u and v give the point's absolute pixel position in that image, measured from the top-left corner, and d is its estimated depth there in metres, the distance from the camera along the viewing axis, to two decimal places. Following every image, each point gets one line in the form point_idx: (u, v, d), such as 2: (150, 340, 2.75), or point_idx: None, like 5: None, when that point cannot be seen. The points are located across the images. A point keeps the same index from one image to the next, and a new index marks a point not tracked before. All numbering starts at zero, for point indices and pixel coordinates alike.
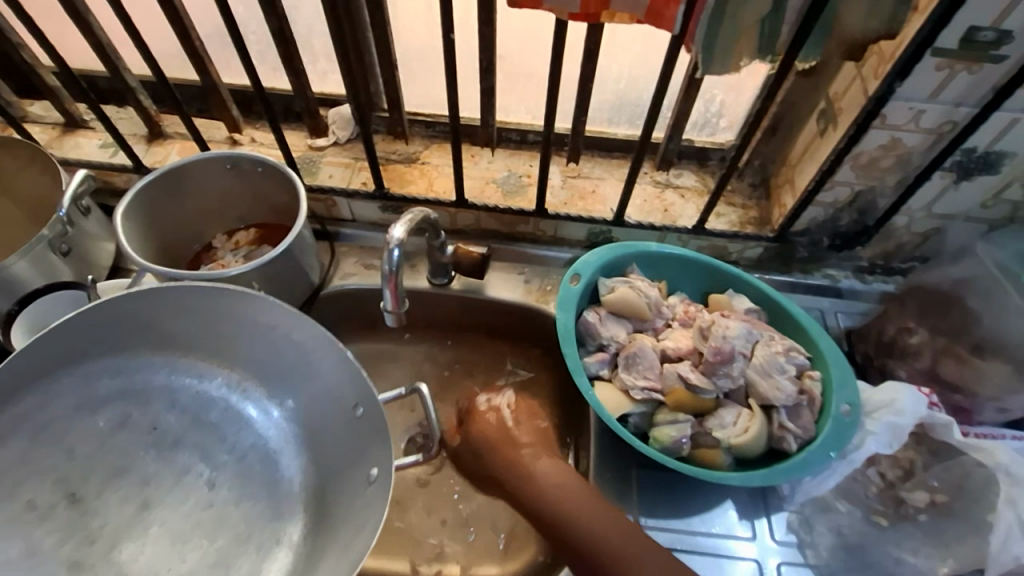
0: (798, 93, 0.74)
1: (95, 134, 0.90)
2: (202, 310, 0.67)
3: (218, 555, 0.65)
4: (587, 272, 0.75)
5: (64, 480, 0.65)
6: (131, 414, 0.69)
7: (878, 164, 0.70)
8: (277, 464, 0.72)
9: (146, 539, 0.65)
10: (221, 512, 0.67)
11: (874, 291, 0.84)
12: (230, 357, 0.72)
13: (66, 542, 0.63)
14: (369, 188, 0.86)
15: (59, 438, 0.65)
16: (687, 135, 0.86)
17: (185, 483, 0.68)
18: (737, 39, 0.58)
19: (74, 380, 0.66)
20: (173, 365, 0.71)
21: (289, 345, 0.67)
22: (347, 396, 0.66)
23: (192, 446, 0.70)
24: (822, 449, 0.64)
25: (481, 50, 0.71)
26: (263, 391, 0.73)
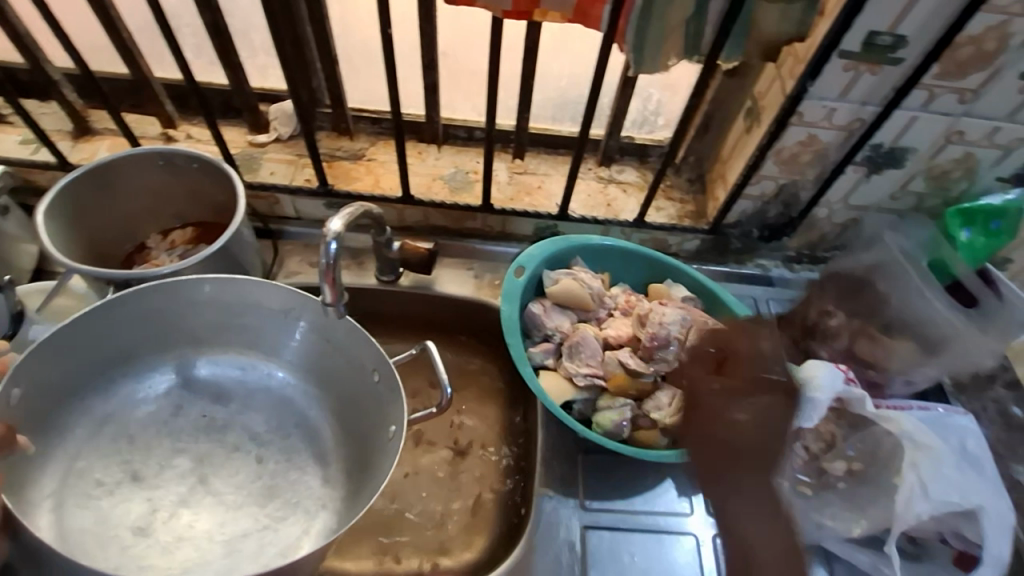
0: (727, 92, 0.78)
1: (14, 129, 0.85)
2: (222, 299, 0.70)
3: (268, 519, 0.68)
4: (532, 265, 0.77)
5: (129, 461, 0.69)
6: (183, 404, 0.74)
7: (799, 158, 0.75)
8: (318, 439, 0.74)
9: (195, 507, 0.67)
10: (268, 483, 0.70)
11: (802, 279, 0.90)
12: (263, 345, 0.75)
13: (132, 511, 0.66)
14: (313, 184, 0.85)
15: (124, 429, 0.71)
16: (628, 132, 0.89)
17: (234, 459, 0.71)
18: (665, 39, 0.61)
19: (127, 373, 0.72)
20: (215, 358, 0.76)
21: (304, 325, 0.70)
22: (361, 365, 0.68)
23: (239, 429, 0.73)
24: None
25: (422, 46, 0.71)
26: (298, 375, 0.75)
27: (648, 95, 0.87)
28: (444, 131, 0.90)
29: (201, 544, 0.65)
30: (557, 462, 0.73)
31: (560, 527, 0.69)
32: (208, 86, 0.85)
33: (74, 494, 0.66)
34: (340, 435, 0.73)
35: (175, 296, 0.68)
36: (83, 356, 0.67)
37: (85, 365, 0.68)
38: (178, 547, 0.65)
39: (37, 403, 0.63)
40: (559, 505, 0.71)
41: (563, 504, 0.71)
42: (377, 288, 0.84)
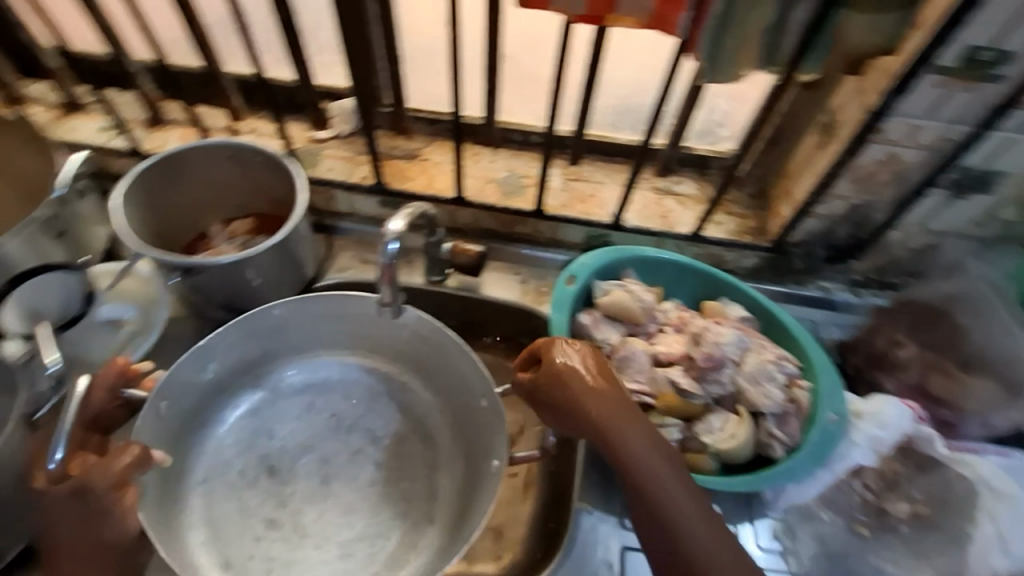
0: (800, 105, 0.75)
1: (94, 116, 0.90)
2: (345, 313, 0.72)
3: (383, 525, 0.69)
4: (583, 274, 0.75)
5: (264, 456, 0.73)
6: (314, 404, 0.76)
7: (875, 178, 0.71)
8: (435, 448, 0.74)
9: (316, 511, 0.69)
10: (385, 489, 0.71)
11: (867, 305, 0.85)
12: (387, 353, 0.77)
13: (264, 505, 0.69)
14: (369, 182, 0.86)
15: (261, 426, 0.75)
16: (689, 143, 0.86)
17: (355, 464, 0.72)
18: (742, 48, 0.58)
19: (264, 376, 0.76)
20: (345, 362, 0.78)
21: (418, 338, 0.72)
22: (473, 386, 0.69)
23: (360, 432, 0.75)
24: (808, 457, 0.64)
25: (487, 48, 0.71)
26: (418, 383, 0.77)
27: (715, 104, 0.85)
28: (501, 134, 0.88)
29: (321, 550, 0.67)
30: (598, 478, 0.71)
31: (597, 544, 0.68)
32: (274, 82, 0.87)
33: (222, 485, 0.71)
34: (458, 444, 0.74)
35: (301, 307, 0.70)
36: (223, 365, 0.71)
37: (224, 374, 0.72)
38: (299, 552, 0.67)
39: (178, 413, 0.68)
40: (598, 522, 0.69)
41: (602, 521, 0.69)
42: (424, 287, 0.84)
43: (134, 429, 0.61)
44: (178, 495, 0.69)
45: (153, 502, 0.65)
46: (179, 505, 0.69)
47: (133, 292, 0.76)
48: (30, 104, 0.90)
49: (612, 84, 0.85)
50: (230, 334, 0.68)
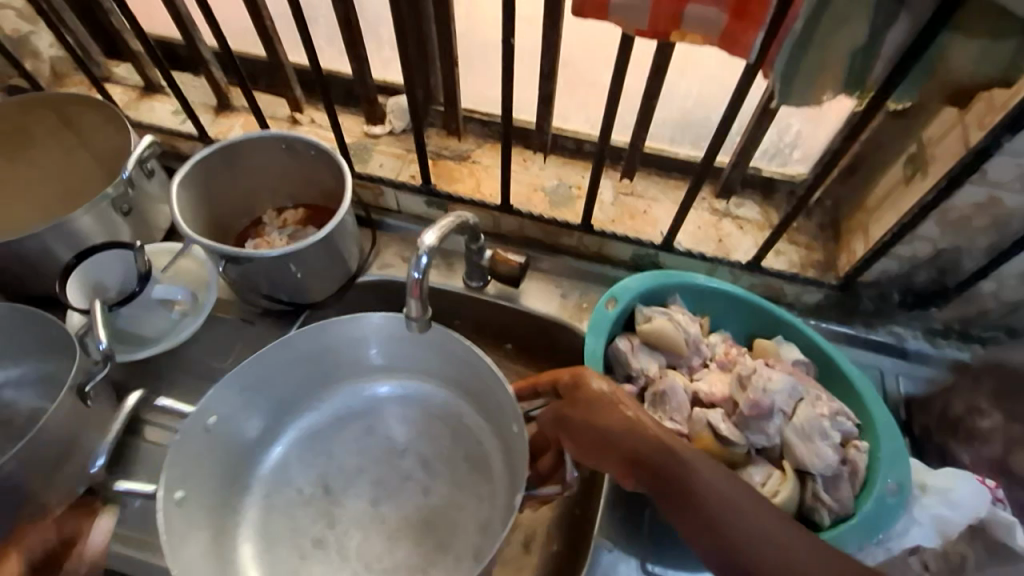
0: (885, 133, 0.67)
1: (168, 100, 0.95)
2: (397, 337, 0.72)
3: (427, 552, 0.66)
4: (625, 298, 0.71)
5: (322, 474, 0.72)
6: (373, 426, 0.75)
7: (970, 222, 0.63)
8: (489, 475, 0.71)
9: (360, 536, 0.68)
10: (432, 515, 0.69)
11: (946, 358, 0.76)
12: (441, 376, 0.75)
13: (314, 523, 0.69)
14: (417, 181, 0.86)
15: (325, 446, 0.74)
16: (755, 163, 0.81)
17: (405, 486, 0.71)
18: (822, 73, 0.52)
19: (315, 396, 0.75)
20: (404, 384, 0.77)
21: (457, 360, 0.71)
22: (511, 415, 0.67)
23: (410, 453, 0.73)
24: (859, 529, 0.58)
25: (544, 55, 0.68)
26: (473, 408, 0.74)
27: (786, 125, 0.76)
28: (553, 140, 0.86)
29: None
30: (622, 514, 0.68)
31: None
32: (335, 76, 0.89)
33: (281, 500, 0.71)
34: (507, 478, 0.69)
35: (343, 325, 0.69)
36: (276, 384, 0.71)
37: (276, 393, 0.71)
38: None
39: (225, 432, 0.68)
40: (619, 562, 0.66)
41: (622, 561, 0.66)
42: (463, 292, 0.83)
43: (173, 443, 0.60)
44: (228, 514, 0.68)
45: (194, 523, 0.64)
46: (230, 524, 0.68)
47: (186, 273, 0.79)
48: (114, 84, 0.96)
49: (673, 97, 0.79)
50: (277, 352, 0.67)
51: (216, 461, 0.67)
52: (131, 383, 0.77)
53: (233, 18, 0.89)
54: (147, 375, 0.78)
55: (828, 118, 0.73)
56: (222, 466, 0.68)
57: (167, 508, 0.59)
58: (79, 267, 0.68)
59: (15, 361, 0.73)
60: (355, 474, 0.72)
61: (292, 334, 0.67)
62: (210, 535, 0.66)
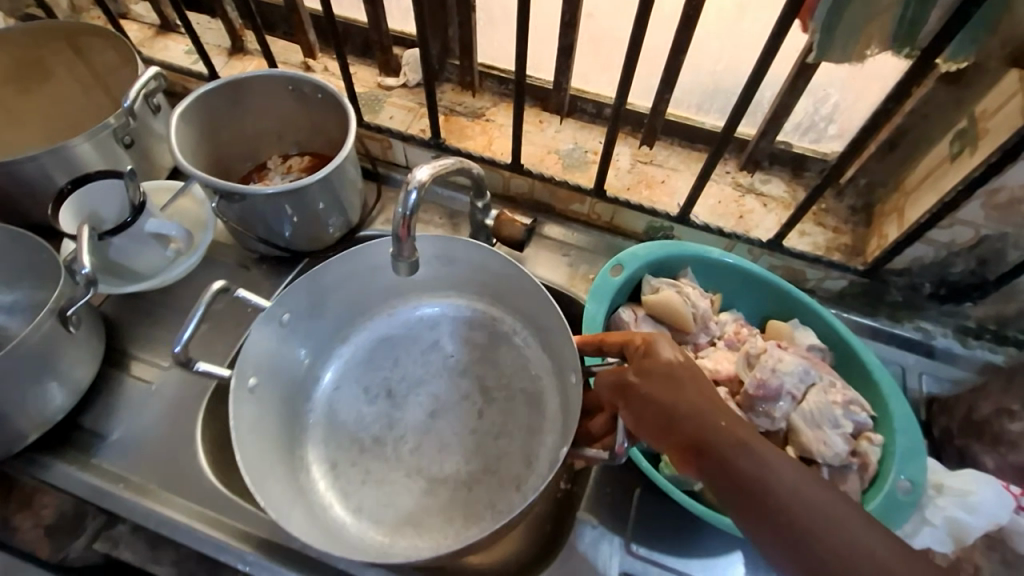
0: (934, 106, 0.62)
1: (183, 40, 0.93)
2: (462, 257, 0.68)
3: (471, 477, 0.64)
4: (632, 266, 0.67)
5: (385, 378, 0.71)
6: (439, 339, 0.73)
7: (1019, 207, 0.57)
8: (540, 414, 0.67)
9: (414, 447, 0.66)
10: (481, 440, 0.66)
11: (976, 359, 0.70)
12: (508, 305, 0.71)
13: (374, 424, 0.68)
14: (426, 135, 0.82)
15: (390, 352, 0.73)
16: (785, 138, 0.75)
17: (461, 404, 0.68)
18: (867, 22, 0.49)
19: (385, 302, 0.74)
20: (472, 305, 0.74)
21: (521, 292, 0.67)
22: (569, 356, 0.62)
23: (468, 372, 0.71)
24: None
25: (565, 1, 0.64)
26: (537, 343, 0.70)
27: (824, 95, 0.70)
28: (572, 102, 0.82)
29: (415, 483, 0.64)
30: (609, 492, 0.65)
31: (595, 564, 0.61)
32: (351, 23, 0.85)
33: (344, 399, 0.70)
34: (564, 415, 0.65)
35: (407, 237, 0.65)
36: (349, 287, 0.69)
37: (351, 295, 0.70)
38: (393, 480, 0.64)
39: (297, 327, 0.67)
40: (601, 540, 0.62)
41: (605, 539, 0.62)
42: None
43: (252, 328, 0.60)
44: (297, 403, 0.69)
45: (264, 404, 0.64)
46: (297, 413, 0.68)
47: (186, 212, 0.79)
48: (130, 22, 0.94)
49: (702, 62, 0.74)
50: (347, 260, 0.65)
51: (288, 352, 0.67)
52: (123, 317, 0.76)
53: None
54: (139, 311, 0.77)
55: (871, 90, 0.68)
56: (292, 356, 0.68)
57: (240, 390, 0.59)
58: (73, 195, 0.66)
59: (9, 287, 0.73)
60: (409, 387, 0.70)
61: (360, 246, 0.64)
62: (279, 417, 0.65)
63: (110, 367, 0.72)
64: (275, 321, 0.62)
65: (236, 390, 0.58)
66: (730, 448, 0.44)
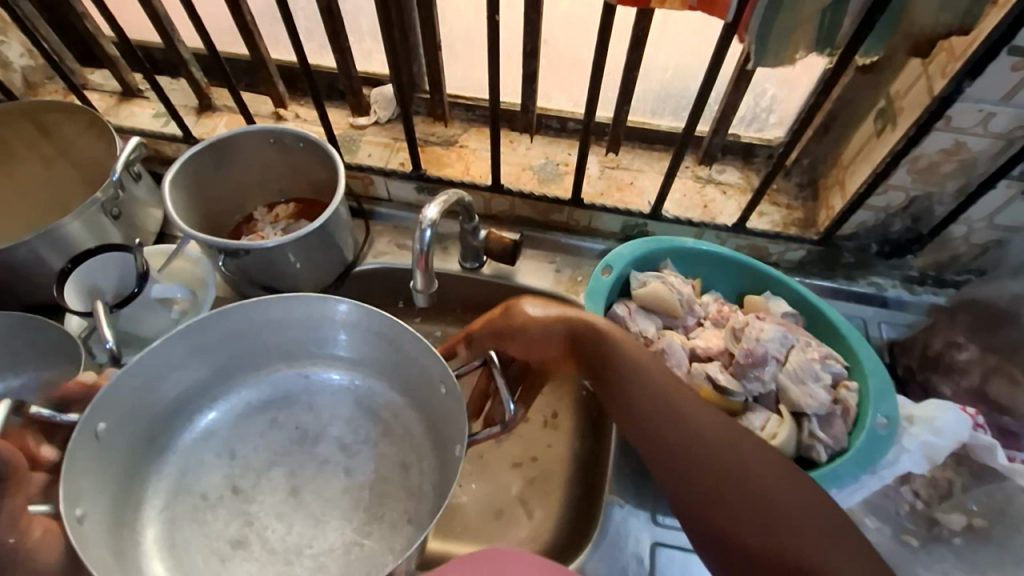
0: (856, 90, 0.71)
1: (149, 104, 0.94)
2: (283, 324, 0.70)
3: (357, 532, 0.66)
4: (619, 264, 0.73)
5: (230, 475, 0.70)
6: (279, 418, 0.74)
7: (938, 168, 0.67)
8: (406, 448, 0.72)
9: (280, 519, 0.66)
10: (357, 495, 0.68)
11: (923, 303, 0.80)
12: (342, 359, 0.75)
13: (229, 525, 0.66)
14: (406, 168, 0.87)
15: (225, 444, 0.72)
16: (733, 131, 0.84)
17: (325, 472, 0.70)
18: (795, 30, 0.56)
19: (206, 397, 0.73)
20: (303, 371, 0.76)
21: (375, 335, 0.71)
22: (432, 373, 0.67)
23: (342, 439, 0.72)
24: (855, 461, 0.61)
25: (526, 33, 0.70)
26: (383, 384, 0.74)
27: (762, 91, 0.78)
28: (538, 121, 0.88)
29: (289, 552, 0.64)
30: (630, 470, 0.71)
31: (628, 537, 0.67)
32: (318, 69, 0.89)
33: (182, 510, 0.67)
34: (431, 437, 0.71)
35: (271, 303, 0.67)
36: (212, 350, 0.69)
37: (167, 397, 0.68)
38: (273, 566, 0.64)
39: (147, 397, 0.66)
40: (630, 516, 0.68)
41: (633, 515, 0.68)
42: (459, 273, 0.84)
43: (68, 443, 0.56)
44: (127, 523, 0.65)
45: (96, 536, 0.60)
46: (127, 538, 0.64)
47: (182, 272, 0.80)
48: (91, 91, 0.95)
49: (653, 70, 0.81)
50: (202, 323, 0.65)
51: (110, 472, 0.63)
52: None
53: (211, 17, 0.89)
54: None
55: (801, 81, 0.76)
56: (114, 474, 0.64)
57: (71, 524, 0.55)
58: (75, 272, 0.68)
59: (15, 371, 0.73)
60: (278, 458, 0.71)
61: (223, 307, 0.65)
62: (110, 545, 0.61)
63: None
64: (88, 434, 0.59)
65: (78, 437, 0.57)
66: (593, 337, 0.63)
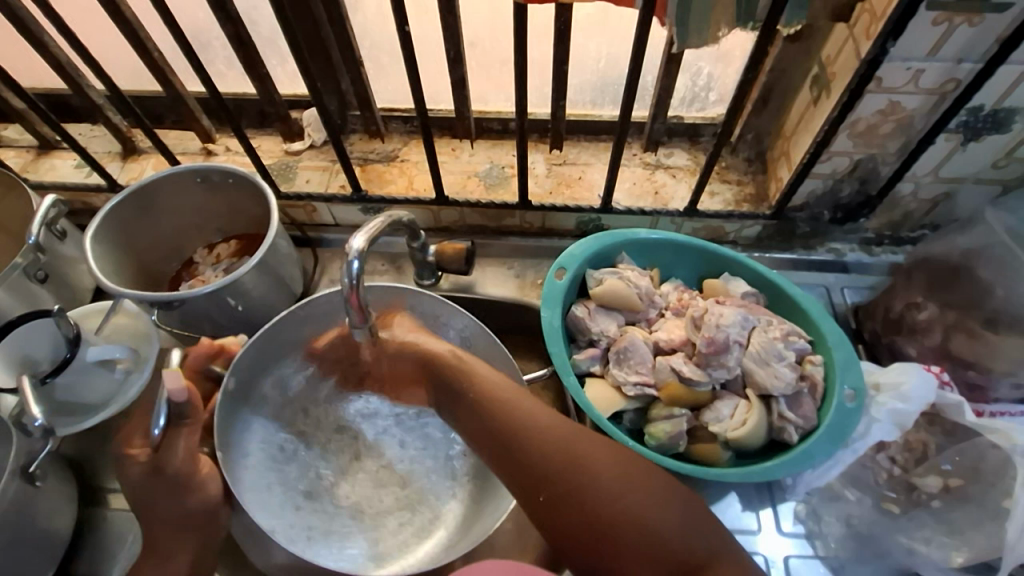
0: (788, 61, 0.70)
1: (69, 154, 0.89)
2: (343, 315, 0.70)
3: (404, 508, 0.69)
4: (574, 265, 0.71)
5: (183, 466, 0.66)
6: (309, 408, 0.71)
7: (877, 130, 0.66)
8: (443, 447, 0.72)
9: (383, 493, 0.69)
10: (403, 476, 0.70)
11: (883, 263, 0.80)
12: None
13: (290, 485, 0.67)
14: (347, 191, 0.83)
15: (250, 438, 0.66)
16: (675, 112, 0.82)
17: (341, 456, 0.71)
18: (713, 7, 0.54)
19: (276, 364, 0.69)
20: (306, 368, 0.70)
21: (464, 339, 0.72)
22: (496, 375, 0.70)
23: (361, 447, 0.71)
24: (825, 438, 0.61)
25: (446, 39, 0.67)
26: None
27: (697, 69, 0.77)
28: (477, 125, 0.85)
29: (355, 538, 0.66)
30: None
31: None
32: (241, 98, 0.85)
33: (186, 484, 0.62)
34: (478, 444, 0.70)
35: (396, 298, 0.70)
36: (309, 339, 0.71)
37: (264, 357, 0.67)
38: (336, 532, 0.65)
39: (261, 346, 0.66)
40: None
41: None
42: (416, 291, 0.82)
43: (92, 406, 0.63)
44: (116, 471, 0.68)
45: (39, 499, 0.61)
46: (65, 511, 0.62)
47: (122, 332, 0.75)
48: (5, 149, 0.90)
49: (586, 61, 0.80)
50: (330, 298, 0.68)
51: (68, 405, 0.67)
52: (88, 453, 0.74)
53: (122, 57, 0.84)
54: (103, 441, 0.75)
55: (735, 56, 0.75)
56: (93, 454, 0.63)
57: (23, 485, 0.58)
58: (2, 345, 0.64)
59: None
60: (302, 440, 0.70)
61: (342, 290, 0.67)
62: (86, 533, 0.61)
63: (89, 506, 0.71)
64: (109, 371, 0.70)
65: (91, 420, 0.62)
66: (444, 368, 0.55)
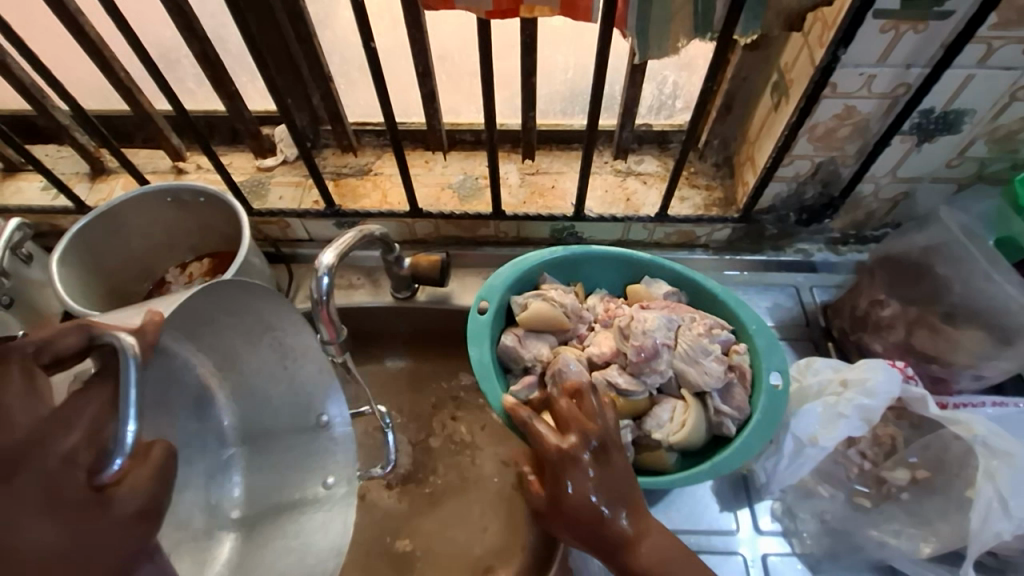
0: (748, 69, 0.72)
1: (36, 176, 0.88)
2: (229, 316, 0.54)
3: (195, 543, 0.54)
4: (496, 296, 0.70)
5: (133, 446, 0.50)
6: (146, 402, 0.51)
7: (835, 134, 0.68)
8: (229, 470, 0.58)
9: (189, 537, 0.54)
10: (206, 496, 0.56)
11: (848, 263, 0.83)
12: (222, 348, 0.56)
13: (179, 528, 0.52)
14: (321, 206, 0.83)
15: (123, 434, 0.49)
16: (644, 120, 0.84)
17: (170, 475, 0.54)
18: (670, 19, 0.55)
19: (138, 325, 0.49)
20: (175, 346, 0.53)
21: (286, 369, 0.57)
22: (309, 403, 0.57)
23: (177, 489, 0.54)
24: (760, 427, 0.62)
25: (414, 54, 0.68)
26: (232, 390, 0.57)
27: (662, 78, 0.79)
28: (450, 137, 0.86)
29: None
30: None
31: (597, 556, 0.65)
32: (211, 115, 0.84)
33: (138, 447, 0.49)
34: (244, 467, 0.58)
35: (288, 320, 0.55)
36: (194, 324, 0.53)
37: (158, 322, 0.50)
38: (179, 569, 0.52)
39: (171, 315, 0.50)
40: None
41: None
42: (392, 304, 0.81)
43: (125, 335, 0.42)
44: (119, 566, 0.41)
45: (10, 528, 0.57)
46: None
47: None
48: None
49: (554, 72, 0.82)
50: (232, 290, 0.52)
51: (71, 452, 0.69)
52: None
53: (88, 77, 0.84)
54: None
55: (698, 64, 0.78)
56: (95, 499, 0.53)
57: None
58: None
59: None
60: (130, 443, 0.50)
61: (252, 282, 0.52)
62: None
63: None
64: None
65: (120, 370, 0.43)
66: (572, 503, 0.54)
